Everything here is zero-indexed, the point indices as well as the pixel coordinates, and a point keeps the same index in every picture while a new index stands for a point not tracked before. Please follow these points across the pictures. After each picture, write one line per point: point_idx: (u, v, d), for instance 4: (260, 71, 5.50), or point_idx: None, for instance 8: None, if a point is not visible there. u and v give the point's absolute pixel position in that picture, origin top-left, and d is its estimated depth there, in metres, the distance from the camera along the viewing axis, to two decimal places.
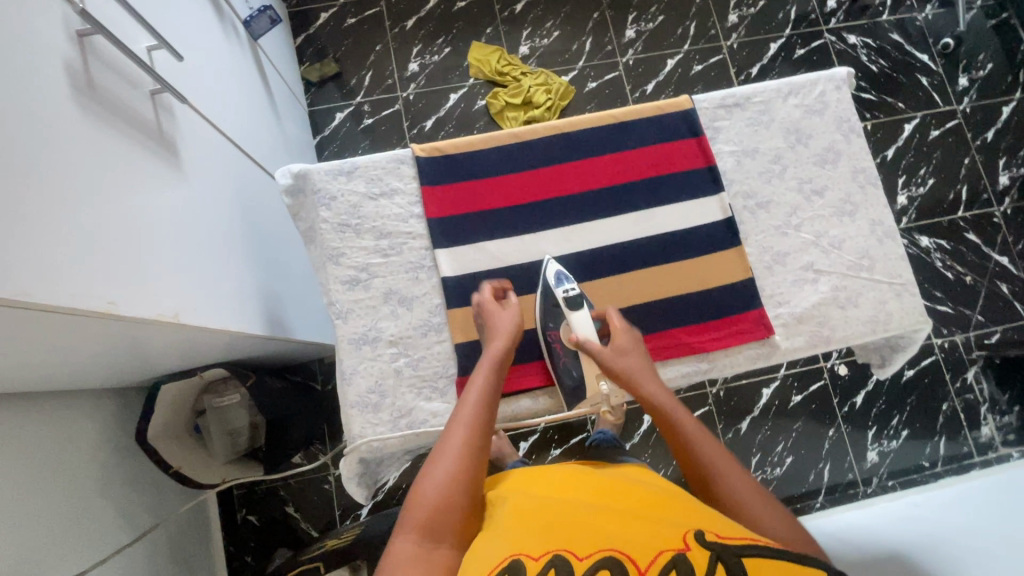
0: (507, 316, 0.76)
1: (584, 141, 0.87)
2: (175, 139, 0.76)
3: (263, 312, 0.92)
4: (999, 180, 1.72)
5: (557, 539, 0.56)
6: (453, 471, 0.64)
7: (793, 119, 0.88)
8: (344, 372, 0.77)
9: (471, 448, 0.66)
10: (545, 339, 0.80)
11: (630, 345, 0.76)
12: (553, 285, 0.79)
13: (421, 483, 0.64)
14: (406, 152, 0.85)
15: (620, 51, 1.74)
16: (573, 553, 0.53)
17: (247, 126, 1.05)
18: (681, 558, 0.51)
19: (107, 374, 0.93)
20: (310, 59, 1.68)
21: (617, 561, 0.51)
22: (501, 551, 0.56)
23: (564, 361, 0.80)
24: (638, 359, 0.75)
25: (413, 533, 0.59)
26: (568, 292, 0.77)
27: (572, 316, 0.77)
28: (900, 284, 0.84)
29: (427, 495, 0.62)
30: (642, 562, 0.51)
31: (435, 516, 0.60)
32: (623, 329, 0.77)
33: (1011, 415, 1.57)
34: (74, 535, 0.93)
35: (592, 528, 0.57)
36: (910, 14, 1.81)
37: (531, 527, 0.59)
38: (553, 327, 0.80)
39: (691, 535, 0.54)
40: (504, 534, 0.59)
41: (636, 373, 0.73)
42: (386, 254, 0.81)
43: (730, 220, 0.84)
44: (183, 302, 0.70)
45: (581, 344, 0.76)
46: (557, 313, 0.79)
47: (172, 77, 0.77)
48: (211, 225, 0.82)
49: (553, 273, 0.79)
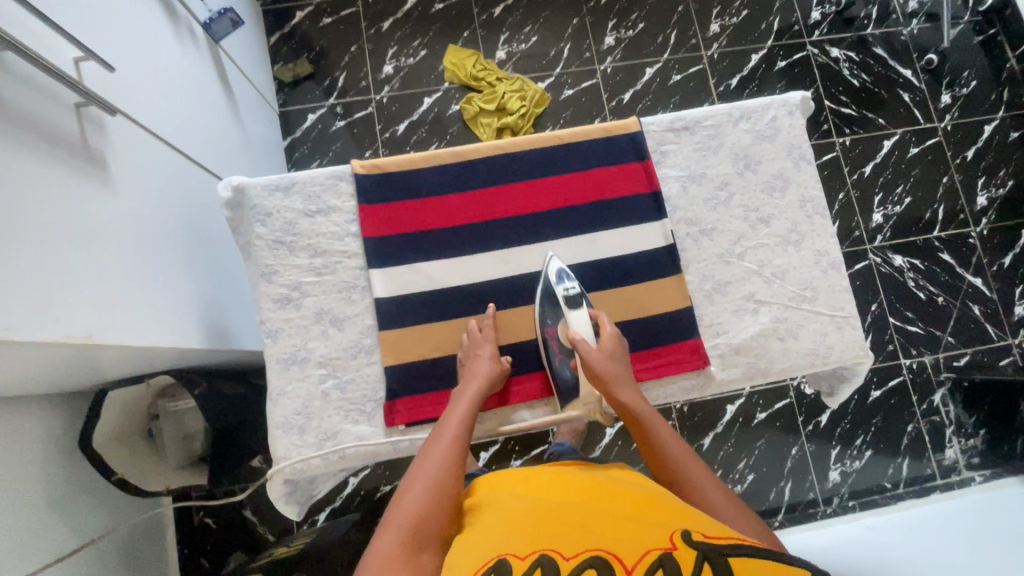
0: (491, 333, 0.79)
1: (528, 162, 0.85)
2: (104, 154, 0.75)
3: (205, 323, 0.92)
4: (977, 201, 1.70)
5: (546, 538, 0.56)
6: (437, 483, 0.65)
7: (742, 145, 0.87)
8: (272, 392, 0.77)
9: (454, 462, 0.68)
10: (543, 336, 0.81)
11: (616, 352, 0.77)
12: (553, 283, 0.80)
13: (404, 491, 0.65)
14: (346, 168, 0.83)
15: (598, 59, 1.72)
16: (559, 552, 0.53)
17: (201, 133, 1.04)
18: (668, 556, 0.51)
19: (55, 380, 0.92)
20: (283, 58, 1.66)
21: (606, 561, 0.51)
22: (488, 551, 0.56)
23: (560, 359, 0.80)
24: (620, 365, 0.76)
25: (397, 535, 0.59)
26: (569, 290, 0.78)
27: (569, 314, 0.78)
28: (842, 317, 0.83)
29: (412, 503, 0.63)
30: (629, 561, 0.51)
31: (420, 523, 0.61)
32: (612, 336, 0.77)
33: (977, 438, 1.56)
34: (29, 537, 0.94)
35: (580, 528, 0.57)
36: (896, 28, 1.79)
37: (520, 528, 0.58)
38: (552, 324, 0.81)
39: (679, 536, 0.55)
40: (492, 535, 0.59)
41: (613, 376, 0.74)
42: (320, 272, 0.80)
43: (671, 247, 0.83)
44: (102, 321, 0.69)
45: (574, 344, 0.76)
46: (556, 310, 0.80)
47: (103, 88, 0.76)
48: (146, 239, 0.81)
49: (555, 271, 0.80)
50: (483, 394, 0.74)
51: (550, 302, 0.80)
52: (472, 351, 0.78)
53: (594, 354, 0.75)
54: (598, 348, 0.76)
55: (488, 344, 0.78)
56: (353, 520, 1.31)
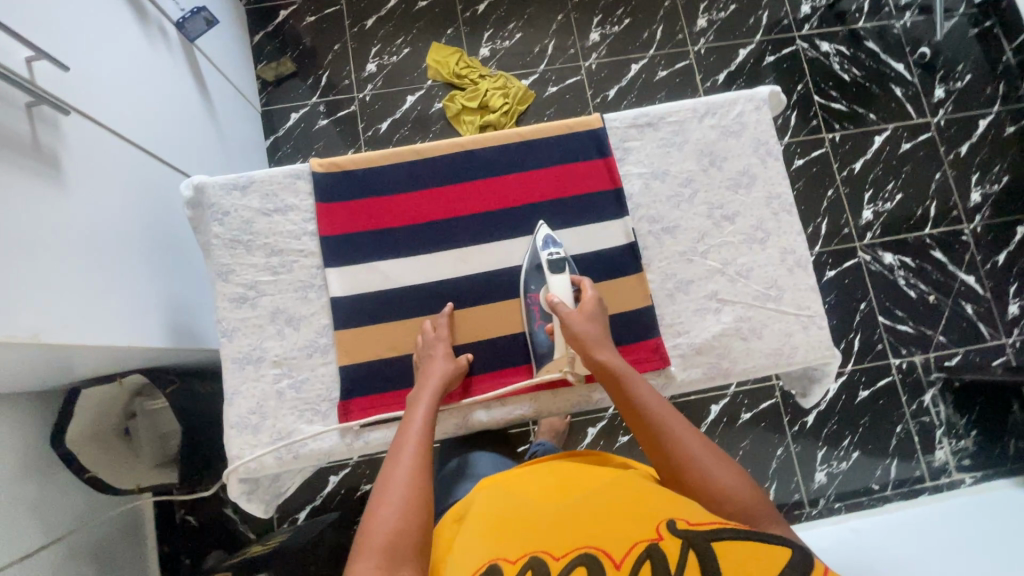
0: (443, 333, 0.80)
1: (490, 159, 0.87)
2: (57, 152, 0.75)
3: (167, 322, 0.92)
4: (971, 197, 1.67)
5: (536, 538, 0.55)
6: (409, 491, 0.64)
7: (708, 141, 0.88)
8: (227, 392, 0.79)
9: (422, 468, 0.67)
10: (526, 300, 0.83)
11: (596, 314, 0.77)
12: (540, 249, 0.82)
13: (374, 509, 0.63)
14: (305, 166, 0.86)
15: (582, 55, 1.70)
16: (550, 553, 0.53)
17: (171, 131, 1.04)
18: (654, 546, 0.50)
19: (29, 381, 0.92)
20: (267, 57, 1.66)
21: (594, 558, 0.51)
22: (481, 554, 0.56)
23: (538, 324, 0.82)
24: (600, 327, 0.76)
25: (373, 559, 0.58)
26: (553, 255, 0.80)
27: (551, 279, 0.79)
28: (808, 316, 0.83)
29: (386, 521, 0.61)
30: (617, 555, 0.51)
31: (397, 537, 0.60)
32: (592, 300, 0.78)
33: (968, 440, 1.53)
34: (3, 531, 0.94)
35: (568, 523, 0.56)
36: (888, 21, 1.75)
37: (508, 529, 0.58)
38: (536, 289, 0.83)
39: (665, 523, 0.53)
40: (480, 534, 0.58)
41: (590, 337, 0.74)
42: (276, 271, 0.83)
43: (632, 245, 0.85)
44: (51, 320, 0.68)
45: (553, 307, 0.77)
46: (540, 275, 0.82)
47: (55, 88, 0.75)
48: (102, 238, 0.80)
49: (542, 237, 0.83)
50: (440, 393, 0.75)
51: (537, 269, 0.83)
52: (429, 349, 0.79)
53: (574, 317, 0.75)
54: (579, 311, 0.77)
55: (439, 344, 0.79)
56: (331, 519, 1.31)
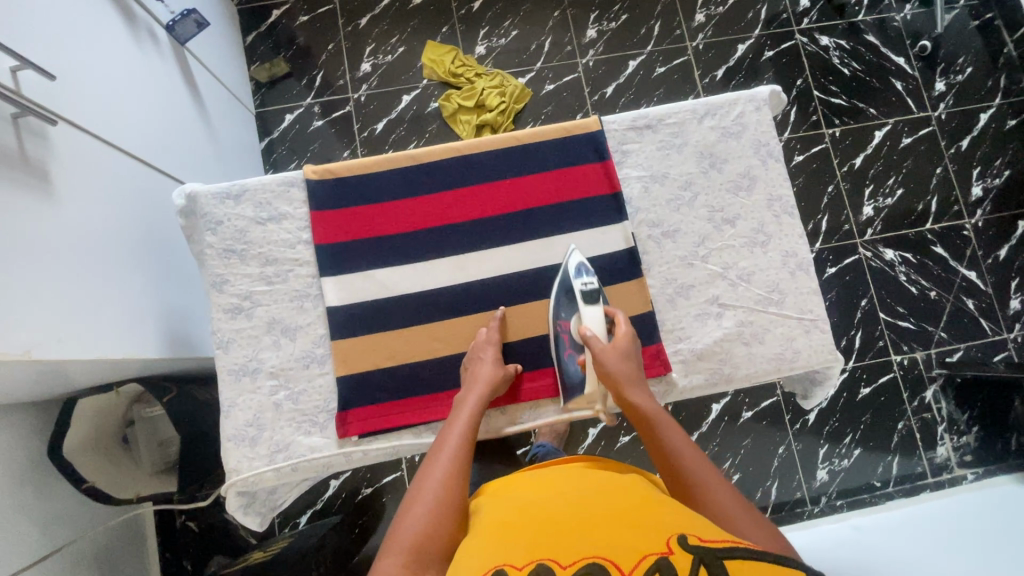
0: (495, 335, 0.80)
1: (488, 163, 0.87)
2: (46, 164, 0.73)
3: (163, 333, 0.91)
4: (972, 192, 1.66)
5: (542, 545, 0.53)
6: (442, 496, 0.64)
7: (707, 142, 0.88)
8: (223, 405, 0.79)
9: (456, 474, 0.66)
10: (555, 328, 0.81)
11: (630, 351, 0.76)
12: (572, 276, 0.81)
13: (407, 508, 0.63)
14: (298, 174, 0.85)
15: (579, 52, 1.68)
16: (556, 560, 0.50)
17: (163, 137, 1.03)
18: (663, 559, 0.47)
19: (27, 394, 0.91)
20: (260, 58, 1.64)
21: (600, 566, 0.48)
22: (484, 561, 0.53)
23: (569, 354, 0.81)
24: (633, 365, 0.76)
25: (399, 557, 0.58)
26: (586, 285, 0.79)
27: (584, 310, 0.78)
28: (810, 320, 0.83)
29: (414, 523, 0.61)
30: (626, 565, 0.48)
31: (425, 541, 0.60)
32: (625, 335, 0.77)
33: (969, 436, 1.53)
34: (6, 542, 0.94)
35: (575, 532, 0.54)
36: (888, 14, 1.73)
37: (513, 538, 0.55)
38: (565, 317, 0.81)
39: (675, 537, 0.51)
40: (484, 545, 0.56)
41: (623, 375, 0.74)
42: (271, 281, 0.82)
43: (632, 250, 0.84)
44: (44, 336, 0.67)
45: (586, 340, 0.77)
46: (571, 304, 0.80)
47: (42, 97, 0.74)
48: (95, 250, 0.79)
49: (574, 265, 0.81)
50: (486, 399, 0.75)
51: (567, 296, 0.81)
52: (478, 352, 0.79)
53: (608, 352, 0.75)
54: (612, 346, 0.76)
55: (490, 346, 0.79)
56: (333, 523, 1.30)
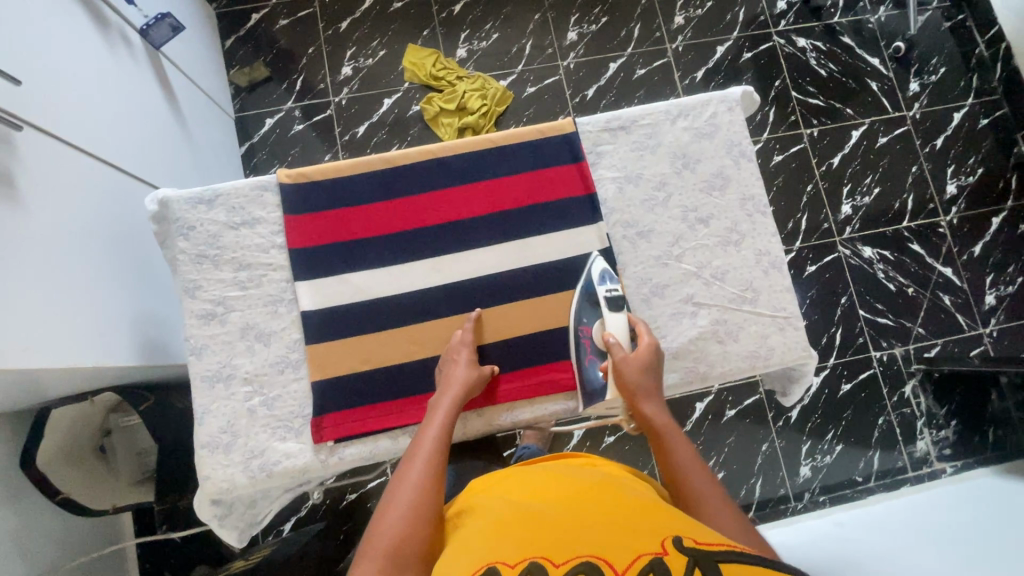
0: (469, 336, 0.80)
1: (461, 165, 0.87)
2: (12, 171, 0.72)
3: (136, 339, 0.90)
4: (946, 189, 1.69)
5: (535, 542, 0.52)
6: (417, 499, 0.64)
7: (681, 143, 0.89)
8: (197, 412, 0.78)
9: (431, 476, 0.66)
10: (577, 333, 0.83)
11: (652, 362, 0.77)
12: (597, 283, 0.83)
13: (383, 513, 0.63)
14: (271, 178, 0.84)
15: (560, 55, 1.69)
16: (549, 559, 0.50)
17: (136, 142, 1.01)
18: (657, 562, 0.47)
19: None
20: (239, 62, 1.63)
21: (594, 566, 0.48)
22: (475, 559, 0.53)
23: (589, 359, 0.82)
24: (654, 375, 0.76)
25: (376, 562, 0.58)
26: (612, 292, 0.82)
27: (608, 314, 0.81)
28: (783, 318, 0.85)
29: (391, 526, 0.61)
30: (619, 567, 0.48)
31: (402, 545, 0.60)
32: (648, 344, 0.78)
33: (948, 430, 1.55)
34: None
35: (569, 531, 0.54)
36: (863, 16, 1.76)
37: (506, 535, 0.55)
38: (587, 323, 0.83)
39: (670, 540, 0.51)
40: (478, 542, 0.55)
41: (642, 387, 0.75)
42: (245, 286, 0.82)
43: (607, 250, 0.85)
44: (9, 344, 0.66)
45: (610, 346, 0.79)
46: (594, 309, 0.83)
47: (7, 103, 0.73)
48: (64, 256, 0.78)
49: (599, 271, 0.83)
50: (461, 400, 0.75)
51: (589, 303, 0.84)
52: (452, 354, 0.79)
53: (629, 359, 0.76)
54: (634, 355, 0.77)
55: (465, 348, 0.79)
56: (317, 529, 1.29)
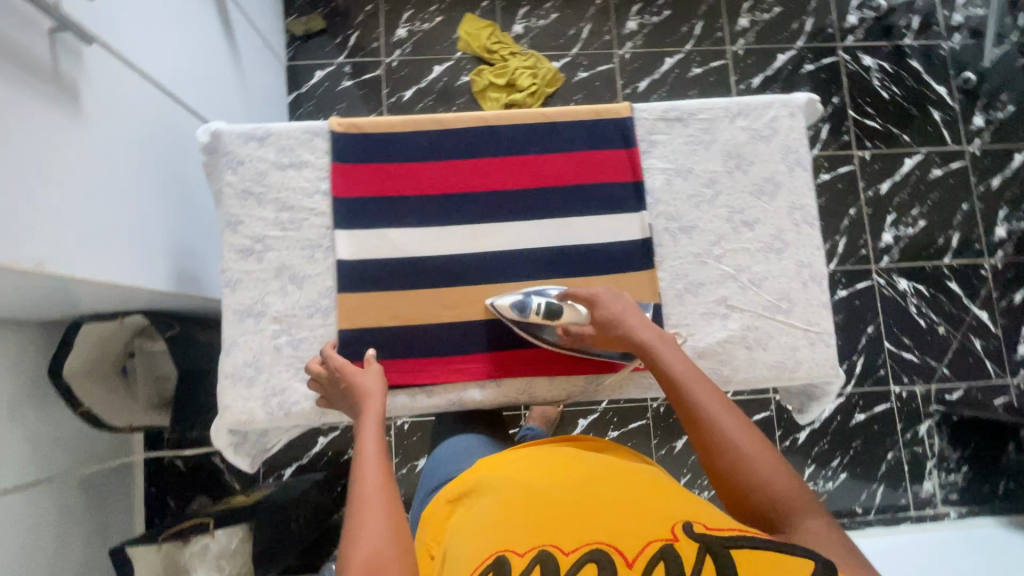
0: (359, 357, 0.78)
1: (511, 136, 0.86)
2: (78, 84, 0.74)
3: (173, 266, 0.92)
4: (995, 232, 1.63)
5: (543, 528, 0.53)
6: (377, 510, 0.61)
7: (736, 143, 0.87)
8: (225, 342, 0.80)
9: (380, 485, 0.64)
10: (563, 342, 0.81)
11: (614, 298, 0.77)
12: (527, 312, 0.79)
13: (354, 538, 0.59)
14: (324, 125, 0.85)
15: (617, 43, 1.66)
16: (559, 547, 0.50)
17: (191, 73, 1.02)
18: (668, 548, 0.48)
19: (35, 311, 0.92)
20: (298, 11, 1.64)
21: (605, 553, 0.48)
22: (487, 542, 0.53)
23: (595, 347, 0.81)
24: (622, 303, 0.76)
25: None
26: (540, 306, 0.78)
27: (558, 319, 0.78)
28: (815, 333, 0.83)
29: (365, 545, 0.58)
30: (629, 553, 0.48)
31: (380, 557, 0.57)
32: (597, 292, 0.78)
33: (957, 474, 1.52)
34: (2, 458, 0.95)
35: (576, 517, 0.54)
36: (936, 41, 1.70)
37: (511, 518, 0.55)
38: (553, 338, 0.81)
39: (679, 525, 0.51)
40: (486, 527, 0.56)
41: (623, 317, 0.74)
42: (285, 228, 0.83)
43: (647, 241, 0.84)
44: (58, 250, 0.68)
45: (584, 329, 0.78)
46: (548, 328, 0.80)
47: (81, 17, 0.74)
48: (116, 175, 0.80)
49: (511, 305, 0.79)
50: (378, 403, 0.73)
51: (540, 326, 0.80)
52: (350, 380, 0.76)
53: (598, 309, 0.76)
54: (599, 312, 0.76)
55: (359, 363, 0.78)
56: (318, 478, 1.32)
